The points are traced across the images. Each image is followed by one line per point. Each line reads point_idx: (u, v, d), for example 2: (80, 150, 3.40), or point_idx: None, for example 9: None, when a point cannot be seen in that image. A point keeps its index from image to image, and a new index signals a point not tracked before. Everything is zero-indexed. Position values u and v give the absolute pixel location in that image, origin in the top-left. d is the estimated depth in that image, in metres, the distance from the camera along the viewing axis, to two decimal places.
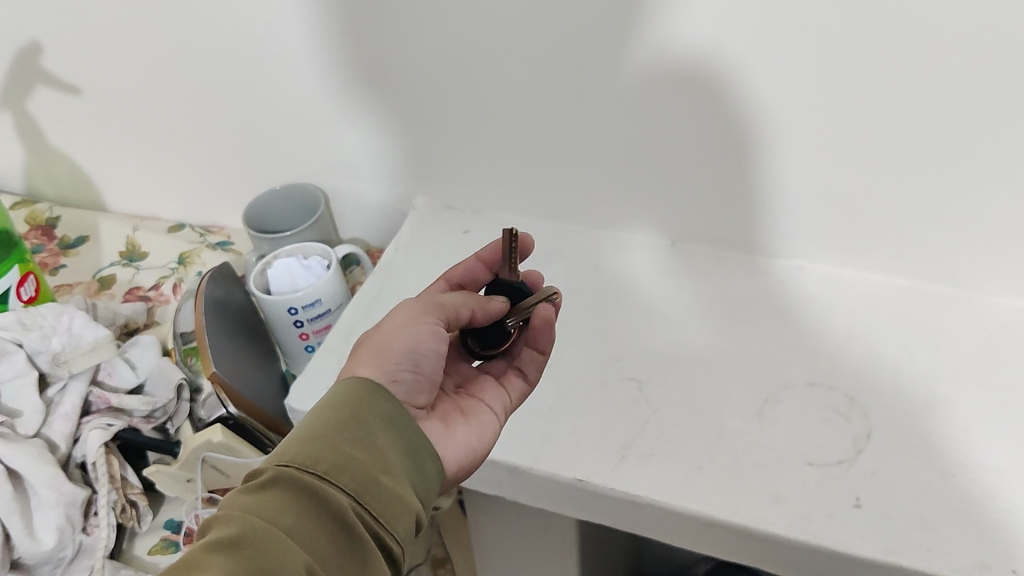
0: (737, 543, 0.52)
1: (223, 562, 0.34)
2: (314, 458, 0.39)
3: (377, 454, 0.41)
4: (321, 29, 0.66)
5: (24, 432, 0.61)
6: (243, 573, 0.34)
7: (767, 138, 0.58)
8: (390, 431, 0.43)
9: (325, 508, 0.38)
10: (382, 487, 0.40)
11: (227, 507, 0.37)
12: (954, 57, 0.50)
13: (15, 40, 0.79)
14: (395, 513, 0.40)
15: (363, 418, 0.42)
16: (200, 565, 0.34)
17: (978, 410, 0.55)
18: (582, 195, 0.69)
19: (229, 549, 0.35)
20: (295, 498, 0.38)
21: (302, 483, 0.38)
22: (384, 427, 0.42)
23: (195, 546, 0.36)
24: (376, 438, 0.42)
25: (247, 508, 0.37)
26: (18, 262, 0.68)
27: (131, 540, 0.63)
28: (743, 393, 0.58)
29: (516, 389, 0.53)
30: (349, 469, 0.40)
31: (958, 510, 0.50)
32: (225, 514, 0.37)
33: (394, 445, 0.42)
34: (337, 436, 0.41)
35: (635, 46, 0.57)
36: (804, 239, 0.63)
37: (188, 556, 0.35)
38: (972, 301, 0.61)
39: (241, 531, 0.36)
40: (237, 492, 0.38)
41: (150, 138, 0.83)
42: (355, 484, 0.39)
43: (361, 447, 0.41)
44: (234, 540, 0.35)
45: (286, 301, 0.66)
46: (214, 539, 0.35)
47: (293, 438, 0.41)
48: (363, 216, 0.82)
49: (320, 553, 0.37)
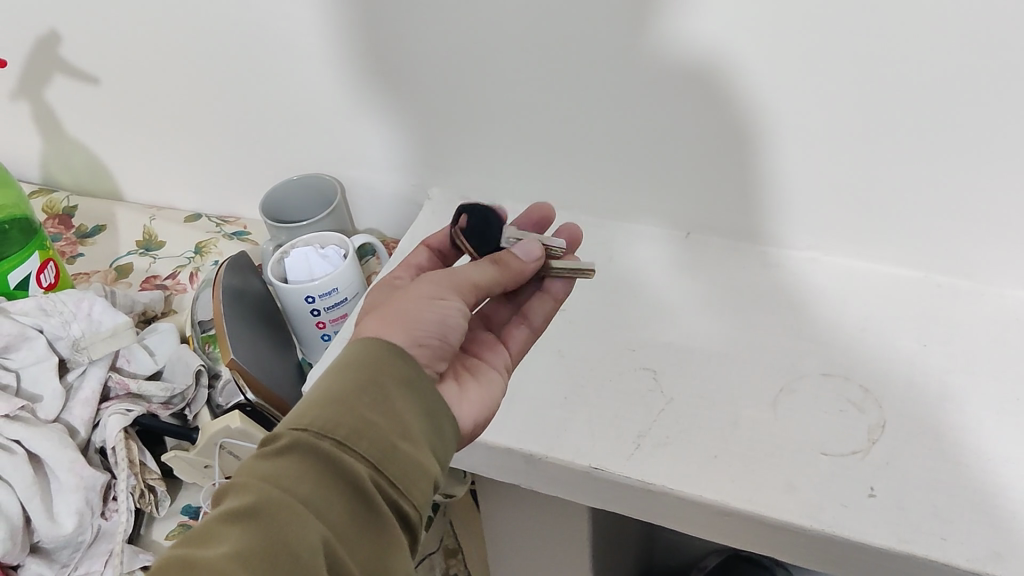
0: (750, 531, 0.53)
1: (239, 535, 0.35)
2: (333, 424, 0.39)
3: (395, 419, 0.41)
4: (339, 21, 0.66)
5: (44, 417, 0.61)
6: (260, 546, 0.34)
7: (781, 132, 0.59)
8: (407, 395, 0.42)
9: (342, 476, 0.38)
10: (400, 453, 0.40)
11: (243, 475, 0.37)
12: (972, 52, 0.50)
13: (36, 31, 0.80)
14: (413, 480, 0.40)
15: (381, 382, 0.42)
16: (217, 537, 0.35)
17: (992, 401, 0.55)
18: (596, 186, 0.69)
19: (245, 520, 0.35)
20: (313, 465, 0.38)
21: (319, 451, 0.38)
22: (401, 390, 0.42)
23: (211, 516, 0.36)
24: (395, 403, 0.41)
25: (263, 476, 0.37)
26: (38, 249, 0.69)
27: (149, 525, 0.64)
28: (759, 384, 0.59)
29: (519, 344, 0.56)
30: (368, 435, 0.39)
31: (971, 501, 0.50)
32: (242, 482, 0.37)
33: (413, 409, 0.42)
34: (356, 400, 0.40)
35: (651, 40, 0.57)
36: (820, 231, 0.64)
37: (203, 527, 0.35)
38: (984, 294, 0.61)
39: (258, 501, 0.36)
40: (254, 458, 0.38)
41: (168, 128, 0.83)
42: (373, 450, 0.39)
43: (380, 413, 0.41)
44: (250, 511, 0.35)
45: (303, 291, 0.67)
46: (231, 509, 0.36)
47: (310, 402, 0.40)
48: (378, 207, 0.82)
49: (336, 523, 0.37)
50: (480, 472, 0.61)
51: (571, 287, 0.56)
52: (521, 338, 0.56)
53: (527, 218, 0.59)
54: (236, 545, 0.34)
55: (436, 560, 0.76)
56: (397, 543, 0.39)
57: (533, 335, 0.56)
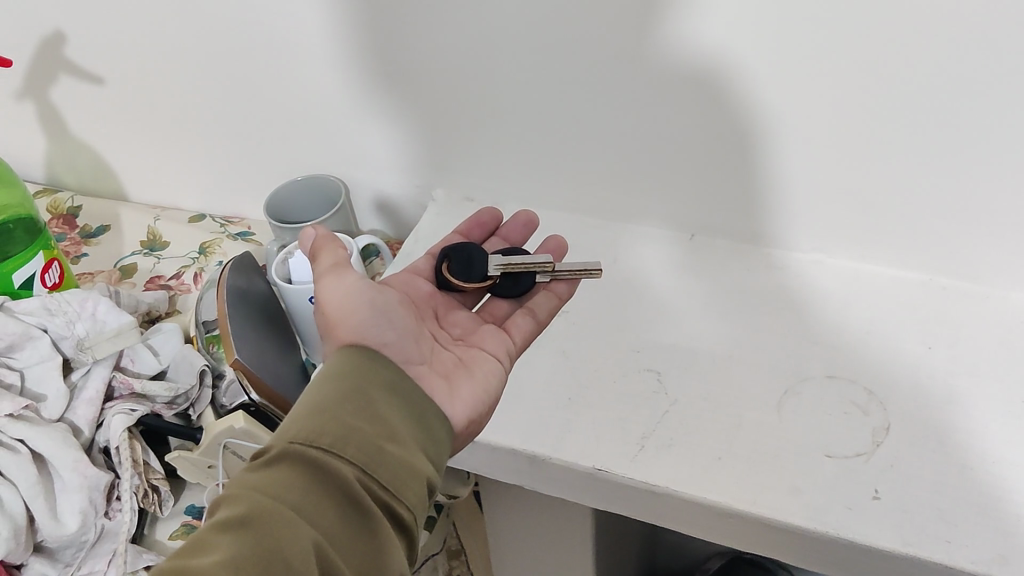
0: (755, 533, 0.52)
1: (230, 543, 0.34)
2: (319, 431, 0.40)
3: (381, 423, 0.41)
4: (344, 21, 0.66)
5: (48, 417, 0.62)
6: (251, 552, 0.34)
7: (786, 134, 0.59)
8: (390, 398, 0.43)
9: (332, 482, 0.38)
10: (388, 455, 0.40)
11: (233, 486, 0.37)
12: (978, 55, 0.50)
13: (42, 31, 0.80)
14: (404, 481, 0.40)
15: (362, 388, 0.42)
16: (208, 546, 0.34)
17: (997, 404, 0.55)
18: (600, 188, 0.69)
19: (236, 529, 0.35)
20: (302, 473, 0.38)
21: (306, 458, 0.38)
22: (383, 393, 0.43)
23: (203, 527, 0.36)
24: (378, 406, 0.42)
25: (253, 486, 0.37)
26: (43, 248, 0.69)
27: (152, 525, 0.64)
28: (764, 385, 0.59)
29: (522, 334, 0.57)
30: (354, 440, 0.40)
31: (976, 504, 0.50)
32: (232, 493, 0.37)
33: (399, 413, 0.43)
34: (339, 407, 0.41)
35: (656, 42, 0.58)
36: (824, 232, 0.64)
37: (195, 538, 0.35)
38: (989, 296, 0.61)
39: (248, 510, 0.36)
40: (244, 471, 0.38)
41: (173, 128, 0.84)
42: (361, 455, 0.39)
43: (364, 418, 0.41)
44: (241, 519, 0.35)
45: (307, 292, 0.68)
46: (222, 520, 0.36)
47: (296, 414, 0.41)
48: (383, 208, 0.82)
49: (328, 529, 0.37)
50: (483, 473, 0.61)
51: (574, 288, 0.60)
52: (523, 329, 0.57)
53: (515, 221, 0.65)
54: (228, 553, 0.34)
55: (440, 561, 0.78)
56: (392, 546, 0.39)
57: (538, 327, 0.58)
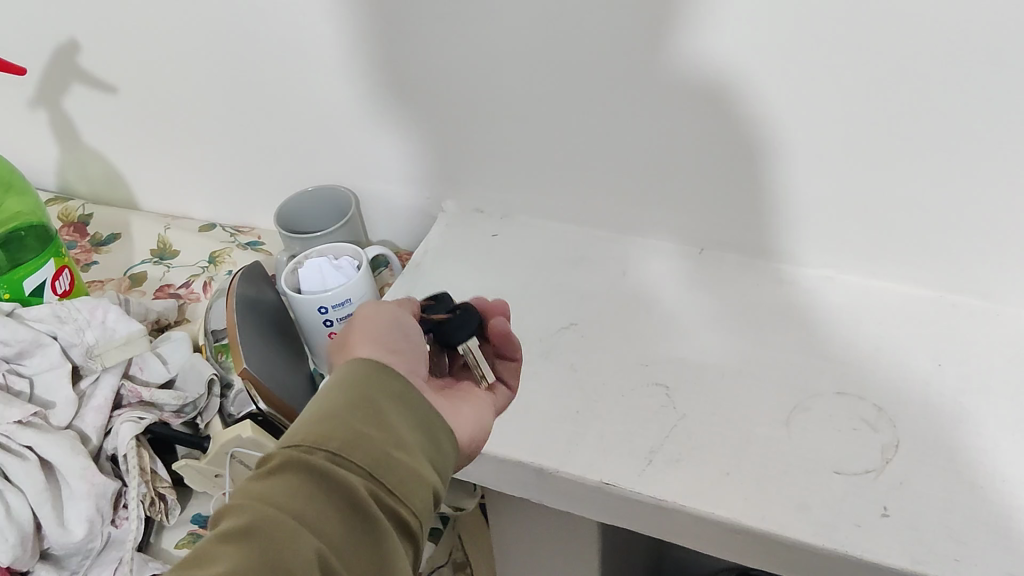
0: (764, 551, 0.52)
1: (234, 552, 0.35)
2: (325, 437, 0.39)
3: (389, 432, 0.41)
4: (355, 32, 0.67)
5: (56, 424, 0.62)
6: (255, 563, 0.34)
7: (798, 150, 0.59)
8: (399, 408, 0.42)
9: (338, 490, 0.38)
10: (395, 462, 0.40)
11: (236, 496, 0.37)
12: (991, 72, 0.50)
13: (56, 40, 0.80)
14: (410, 488, 0.40)
15: (371, 397, 0.42)
16: (212, 555, 0.35)
17: (1007, 421, 0.55)
18: (609, 201, 0.69)
19: (239, 538, 0.35)
20: (306, 481, 0.38)
21: (311, 466, 0.38)
22: (392, 403, 0.42)
23: (207, 537, 0.36)
24: (386, 414, 0.41)
25: (256, 495, 0.37)
26: (53, 255, 0.69)
27: (158, 533, 0.64)
28: (772, 400, 0.58)
29: (502, 399, 0.53)
30: (361, 447, 0.39)
31: (985, 522, 0.50)
32: (235, 502, 0.37)
33: (406, 421, 0.42)
34: (345, 415, 0.40)
35: (668, 57, 0.58)
36: (832, 249, 0.64)
37: (198, 548, 0.35)
38: (998, 313, 0.61)
39: (250, 519, 0.36)
40: (247, 480, 0.38)
41: (185, 138, 0.84)
42: (368, 460, 0.39)
43: (372, 425, 0.41)
44: (243, 529, 0.35)
45: (315, 301, 0.67)
46: (225, 529, 0.36)
47: (300, 422, 0.41)
48: (393, 219, 0.82)
49: (332, 537, 0.37)
50: (488, 486, 0.61)
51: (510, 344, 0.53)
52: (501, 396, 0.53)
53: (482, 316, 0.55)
54: (233, 563, 0.34)
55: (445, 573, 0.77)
56: (398, 554, 0.39)
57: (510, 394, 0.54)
